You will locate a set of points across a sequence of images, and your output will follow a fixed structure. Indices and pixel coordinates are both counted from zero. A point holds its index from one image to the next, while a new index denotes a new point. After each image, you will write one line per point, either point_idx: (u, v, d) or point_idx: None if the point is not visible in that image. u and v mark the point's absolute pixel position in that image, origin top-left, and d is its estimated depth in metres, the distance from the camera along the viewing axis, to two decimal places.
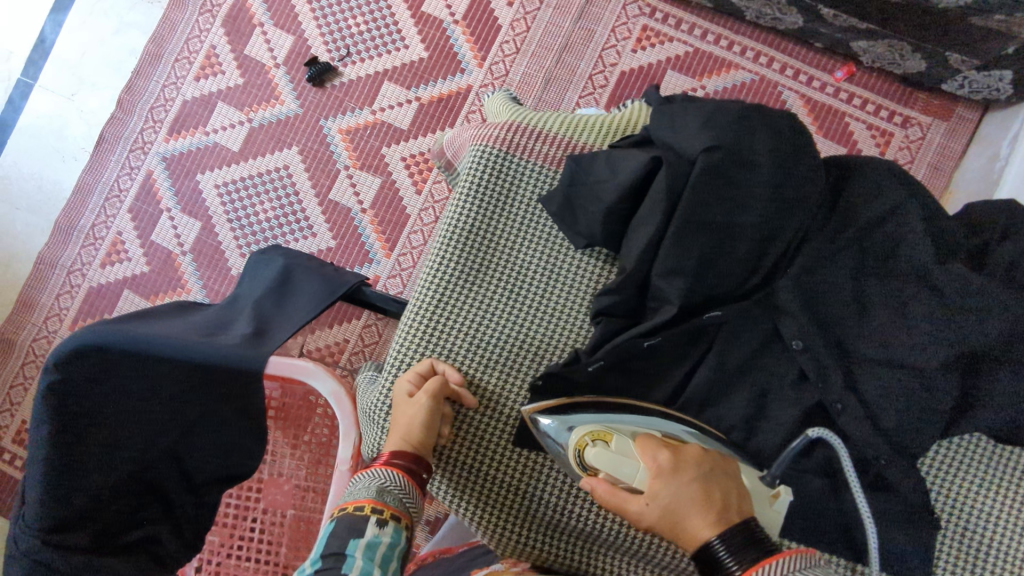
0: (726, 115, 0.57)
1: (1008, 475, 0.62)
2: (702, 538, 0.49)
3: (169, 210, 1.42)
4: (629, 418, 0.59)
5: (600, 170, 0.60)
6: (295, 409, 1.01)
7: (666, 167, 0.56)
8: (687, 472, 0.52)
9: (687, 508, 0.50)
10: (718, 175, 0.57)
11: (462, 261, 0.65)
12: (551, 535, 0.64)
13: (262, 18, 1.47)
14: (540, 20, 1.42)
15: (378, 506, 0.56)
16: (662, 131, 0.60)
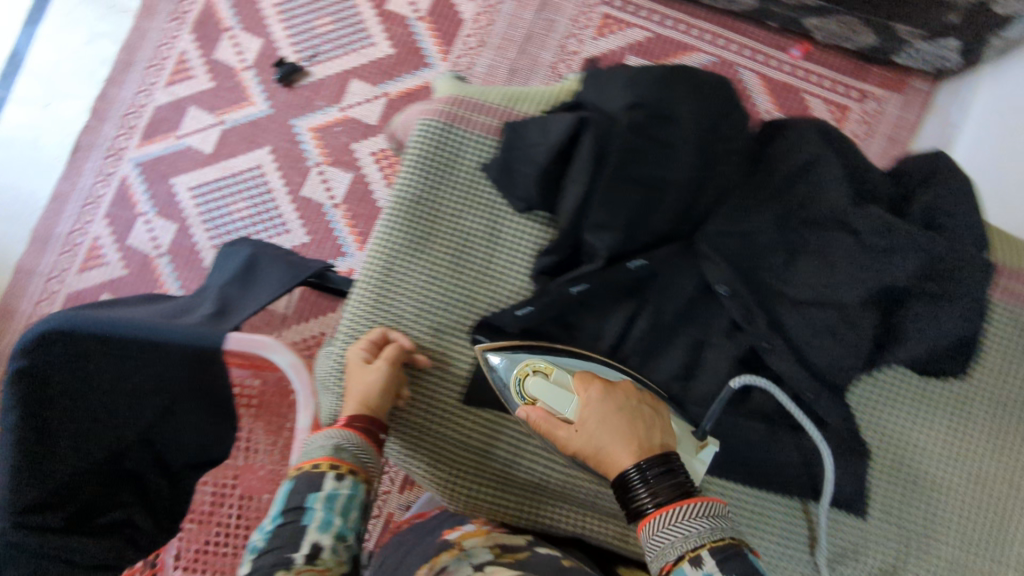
0: (647, 75, 0.60)
1: (928, 403, 0.66)
2: (617, 465, 0.55)
3: (145, 214, 1.44)
4: (572, 359, 0.64)
5: (533, 134, 0.62)
6: (270, 397, 1.02)
7: (591, 128, 0.59)
8: (613, 404, 0.58)
9: (606, 436, 0.56)
10: (639, 133, 0.59)
11: (409, 231, 0.66)
12: (506, 490, 0.67)
13: (230, 23, 1.50)
14: (502, 12, 1.45)
15: (335, 462, 0.58)
16: (590, 95, 0.62)
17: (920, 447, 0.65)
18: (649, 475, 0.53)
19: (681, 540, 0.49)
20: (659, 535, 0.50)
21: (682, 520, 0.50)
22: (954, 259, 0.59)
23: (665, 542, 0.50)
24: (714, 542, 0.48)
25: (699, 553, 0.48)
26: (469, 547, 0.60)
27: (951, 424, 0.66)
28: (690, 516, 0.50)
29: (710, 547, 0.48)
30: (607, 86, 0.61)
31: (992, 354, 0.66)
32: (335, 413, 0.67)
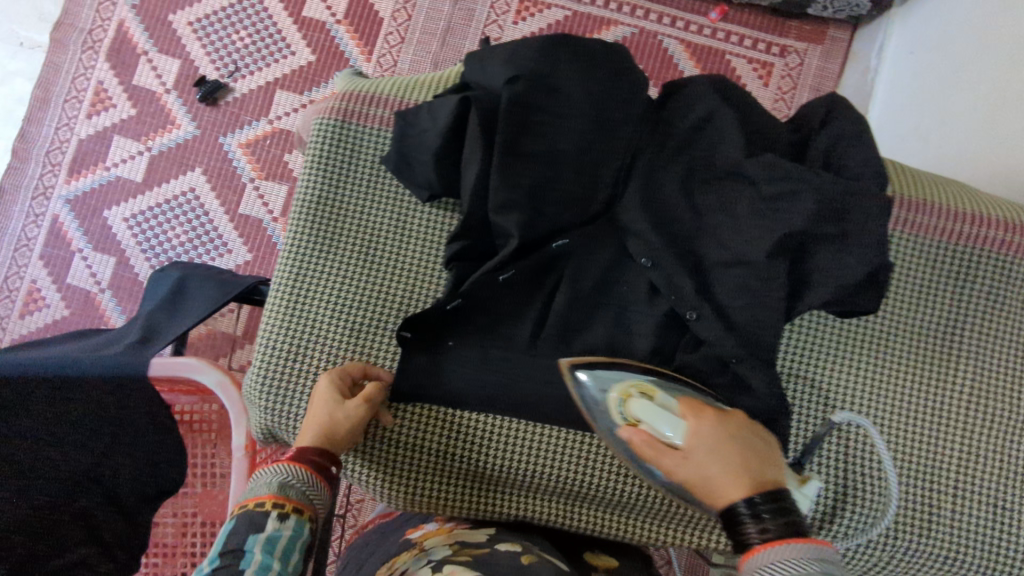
0: (528, 49, 0.59)
1: (852, 347, 0.67)
2: (726, 497, 0.51)
3: (81, 250, 1.41)
4: (668, 382, 0.61)
5: (422, 121, 0.62)
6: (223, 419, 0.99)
7: (474, 105, 0.59)
8: (725, 434, 0.54)
9: (717, 466, 0.52)
10: (524, 107, 0.59)
11: (315, 233, 0.66)
12: (469, 487, 0.68)
13: (146, 46, 1.47)
14: (420, 6, 1.44)
15: (279, 500, 0.52)
16: (474, 72, 0.62)
17: (850, 390, 0.67)
18: (762, 508, 0.49)
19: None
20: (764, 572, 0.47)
21: (792, 559, 0.46)
22: (852, 197, 0.59)
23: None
24: None
25: None
26: (430, 546, 0.63)
27: (875, 359, 0.67)
28: (800, 558, 0.46)
29: None
30: (488, 62, 0.61)
31: (901, 282, 0.68)
32: (261, 427, 0.64)
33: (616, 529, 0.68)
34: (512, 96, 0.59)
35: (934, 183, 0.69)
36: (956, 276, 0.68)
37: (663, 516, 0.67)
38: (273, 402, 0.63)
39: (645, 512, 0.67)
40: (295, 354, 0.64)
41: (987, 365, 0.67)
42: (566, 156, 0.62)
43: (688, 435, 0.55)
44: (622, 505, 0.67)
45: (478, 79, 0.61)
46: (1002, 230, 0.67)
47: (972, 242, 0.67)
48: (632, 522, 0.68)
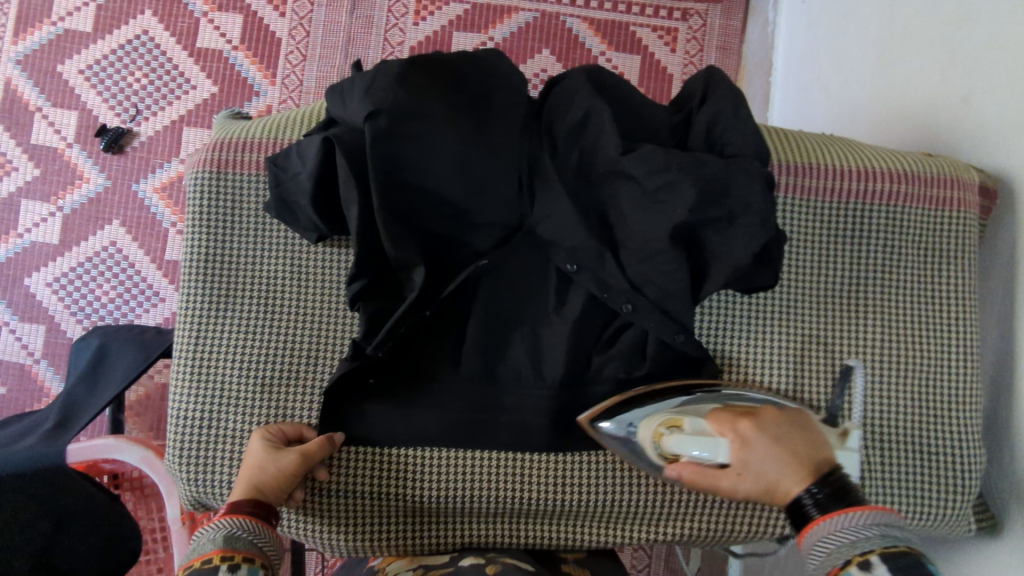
0: (384, 77, 0.57)
1: (766, 317, 0.68)
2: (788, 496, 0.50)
3: (7, 322, 1.37)
4: (697, 401, 0.60)
5: (294, 164, 0.61)
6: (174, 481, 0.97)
7: (338, 144, 0.58)
8: (765, 437, 0.53)
9: (774, 468, 0.51)
10: (391, 140, 0.58)
11: (209, 292, 0.64)
12: (417, 522, 0.65)
13: (38, 102, 1.41)
14: (317, 20, 1.41)
15: (227, 553, 0.46)
16: (337, 110, 0.61)
17: (770, 358, 0.68)
18: (824, 494, 0.48)
19: (849, 546, 0.44)
20: (823, 543, 0.46)
21: (852, 525, 0.45)
22: (733, 178, 0.57)
23: (832, 548, 0.45)
24: (888, 547, 0.43)
25: (869, 557, 0.43)
26: (394, 570, 0.62)
27: (789, 326, 0.68)
28: (857, 524, 0.45)
29: (884, 551, 0.43)
30: (348, 99, 0.60)
31: (798, 248, 0.69)
32: (189, 499, 0.63)
33: (574, 537, 0.66)
34: (376, 132, 0.57)
35: (817, 145, 0.70)
36: (849, 234, 0.69)
37: (617, 517, 0.65)
38: (194, 472, 0.61)
39: (599, 516, 0.65)
40: (208, 418, 0.62)
41: (891, 314, 0.68)
42: (442, 177, 0.60)
43: (731, 448, 0.53)
44: (570, 513, 0.65)
45: (343, 116, 0.61)
46: (885, 182, 0.68)
47: (859, 199, 0.68)
48: (589, 528, 0.66)
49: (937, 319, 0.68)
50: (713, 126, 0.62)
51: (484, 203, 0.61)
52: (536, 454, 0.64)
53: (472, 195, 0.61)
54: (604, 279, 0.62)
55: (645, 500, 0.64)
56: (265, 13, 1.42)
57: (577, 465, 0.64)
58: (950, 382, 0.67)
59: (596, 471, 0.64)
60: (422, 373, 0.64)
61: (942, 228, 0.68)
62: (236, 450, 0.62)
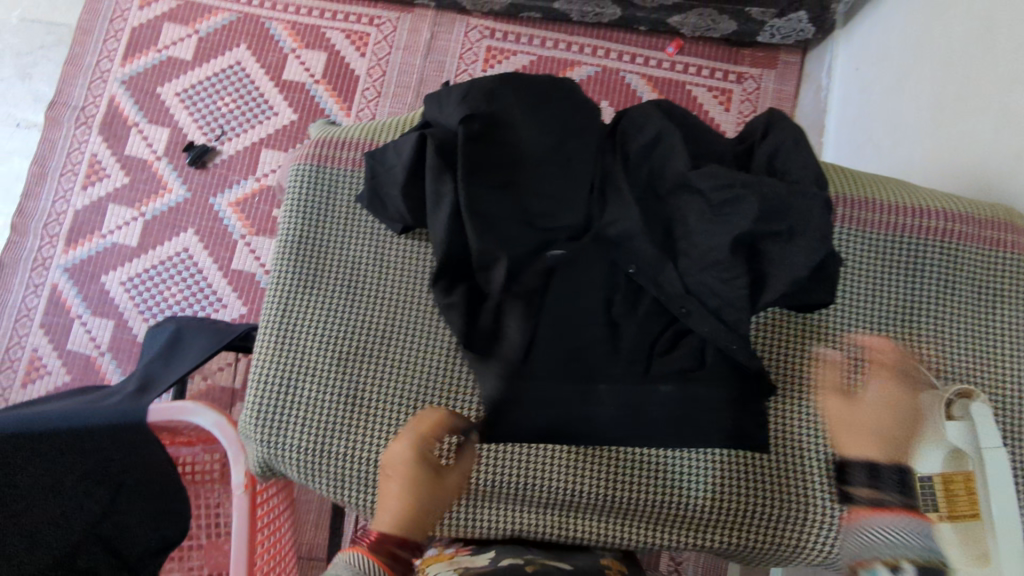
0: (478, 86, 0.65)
1: (820, 336, 0.70)
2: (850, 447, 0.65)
3: (80, 315, 1.45)
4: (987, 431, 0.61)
5: (390, 159, 0.68)
6: (224, 468, 1.00)
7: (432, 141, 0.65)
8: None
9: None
10: (479, 142, 0.65)
11: (301, 270, 0.70)
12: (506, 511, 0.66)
13: (135, 118, 1.54)
14: (393, 62, 1.53)
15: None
16: (433, 113, 0.68)
17: (823, 375, 0.69)
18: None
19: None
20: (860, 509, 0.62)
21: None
22: (793, 196, 0.62)
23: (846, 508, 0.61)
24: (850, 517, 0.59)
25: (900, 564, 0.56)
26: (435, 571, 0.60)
27: (843, 346, 0.70)
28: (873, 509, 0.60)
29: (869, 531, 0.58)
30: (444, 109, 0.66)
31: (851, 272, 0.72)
32: (259, 459, 0.67)
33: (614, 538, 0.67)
34: (469, 133, 0.65)
35: (874, 184, 0.74)
36: (902, 264, 0.71)
37: (665, 519, 0.66)
38: (269, 432, 0.66)
39: (646, 516, 0.66)
40: (286, 384, 0.67)
41: (946, 345, 0.69)
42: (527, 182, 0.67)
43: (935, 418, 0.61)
44: (629, 512, 0.66)
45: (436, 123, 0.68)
46: (940, 221, 0.71)
47: (913, 234, 0.72)
48: (635, 530, 0.67)
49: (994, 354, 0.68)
50: (775, 152, 0.68)
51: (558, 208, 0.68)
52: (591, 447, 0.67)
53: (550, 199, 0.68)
54: (665, 284, 0.66)
55: (700, 505, 0.65)
56: (348, 53, 1.55)
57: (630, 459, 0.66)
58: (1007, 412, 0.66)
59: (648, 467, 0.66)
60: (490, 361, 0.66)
61: (994, 266, 0.70)
62: (310, 414, 0.66)
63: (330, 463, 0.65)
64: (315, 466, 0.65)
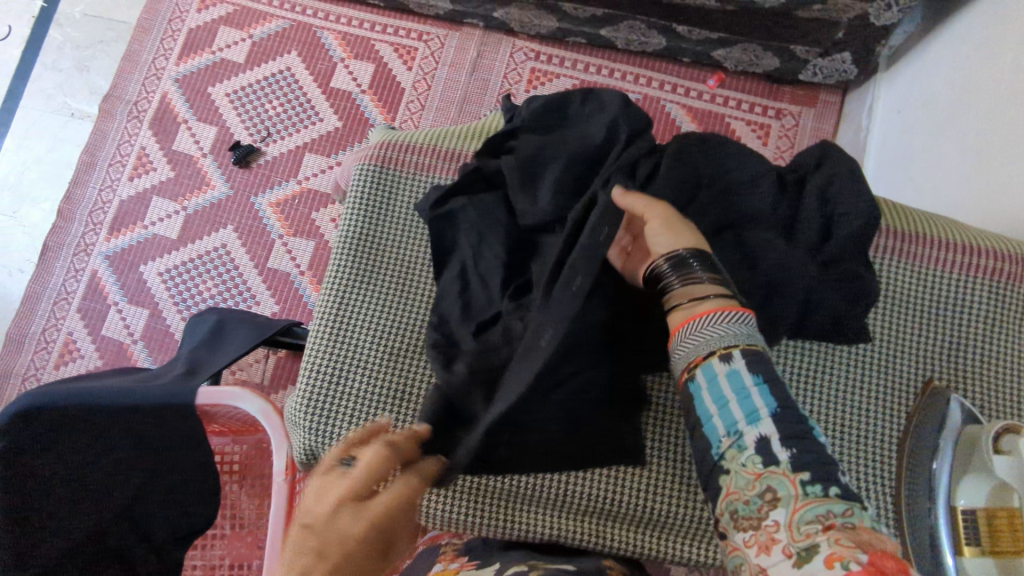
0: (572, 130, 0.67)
1: (863, 367, 0.71)
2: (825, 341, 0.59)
3: (117, 302, 1.48)
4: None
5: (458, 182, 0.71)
6: (252, 459, 1.01)
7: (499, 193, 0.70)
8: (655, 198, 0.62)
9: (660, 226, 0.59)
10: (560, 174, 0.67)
11: (358, 267, 0.72)
12: (518, 509, 0.72)
13: (186, 115, 1.59)
14: (438, 78, 1.57)
15: None
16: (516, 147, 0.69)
17: (863, 405, 0.70)
18: (674, 260, 0.58)
19: (713, 341, 0.55)
20: (701, 331, 0.55)
21: (710, 324, 0.55)
22: None
23: (698, 343, 0.55)
24: (727, 349, 0.54)
25: (731, 351, 0.54)
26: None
27: (885, 378, 0.70)
28: (716, 321, 0.55)
29: (741, 348, 0.54)
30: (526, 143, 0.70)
31: (887, 304, 0.72)
32: (304, 449, 0.68)
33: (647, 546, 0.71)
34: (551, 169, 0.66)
35: (911, 216, 0.74)
36: (948, 302, 0.72)
37: (668, 528, 0.70)
38: (318, 424, 0.67)
39: (650, 524, 0.70)
40: (336, 377, 0.69)
41: (990, 386, 0.69)
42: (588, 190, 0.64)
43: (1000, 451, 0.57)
44: (636, 520, 0.70)
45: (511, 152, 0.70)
46: (979, 256, 0.72)
47: (950, 268, 0.72)
48: (642, 537, 0.71)
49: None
50: (831, 184, 0.69)
51: None
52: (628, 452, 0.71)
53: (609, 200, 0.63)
54: None
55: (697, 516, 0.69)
56: (395, 66, 1.59)
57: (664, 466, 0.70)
58: None
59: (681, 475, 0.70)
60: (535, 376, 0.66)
61: None
62: (358, 407, 0.67)
63: None
64: None
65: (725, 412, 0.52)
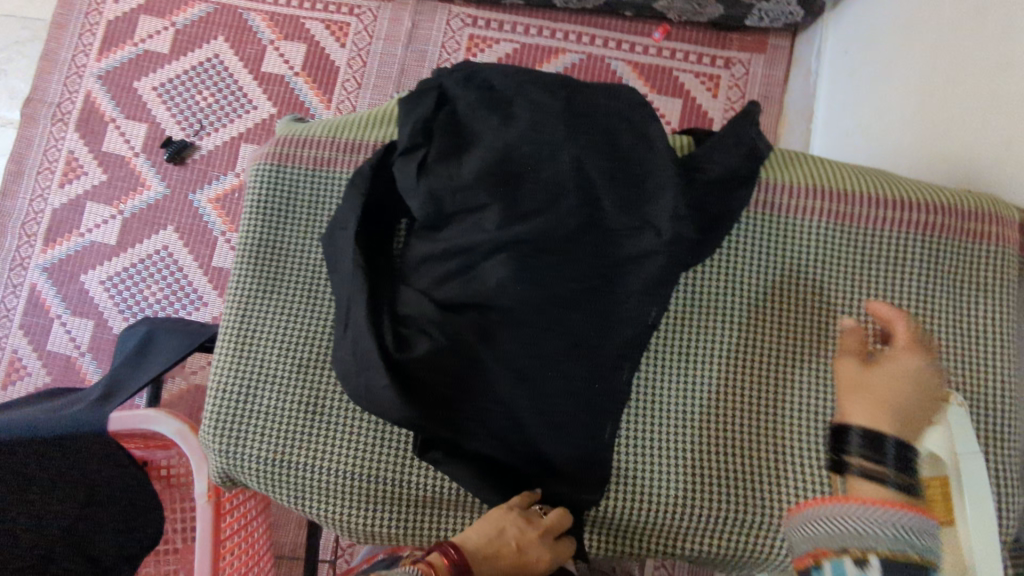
0: (530, 162, 0.62)
1: (798, 338, 0.67)
2: (855, 419, 0.56)
3: (59, 315, 1.41)
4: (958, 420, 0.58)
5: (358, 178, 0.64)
6: (183, 470, 0.96)
7: (419, 183, 0.62)
8: (901, 368, 0.58)
9: (863, 398, 0.57)
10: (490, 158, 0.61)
11: (258, 276, 0.68)
12: (670, 539, 0.66)
13: (112, 113, 1.47)
14: (373, 52, 1.46)
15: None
16: (435, 123, 0.63)
17: (800, 381, 0.67)
18: (869, 434, 0.54)
19: (844, 533, 0.47)
20: (830, 520, 0.49)
21: (869, 518, 0.47)
22: None
23: (833, 532, 0.48)
24: (886, 548, 0.45)
25: (867, 555, 0.45)
26: None
27: (826, 349, 0.67)
28: (875, 516, 0.47)
29: (884, 551, 0.45)
30: (462, 154, 0.62)
31: (817, 269, 0.69)
32: (218, 469, 0.65)
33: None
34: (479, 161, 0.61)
35: (827, 171, 0.71)
36: (880, 260, 0.69)
37: None
38: (229, 446, 0.64)
39: None
40: (243, 395, 0.65)
41: (929, 345, 0.67)
42: (504, 208, 0.61)
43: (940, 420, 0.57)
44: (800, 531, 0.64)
45: (443, 166, 0.62)
46: (908, 209, 0.68)
47: (877, 225, 0.69)
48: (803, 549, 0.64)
49: (971, 346, 0.66)
50: None
51: (538, 206, 0.61)
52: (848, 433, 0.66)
53: (522, 217, 0.61)
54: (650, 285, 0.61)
55: None
56: (328, 44, 1.47)
57: None
58: (987, 409, 0.64)
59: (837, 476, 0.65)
60: (474, 411, 0.60)
61: (976, 263, 0.68)
62: (267, 425, 0.64)
63: (292, 476, 0.63)
64: (275, 477, 0.63)
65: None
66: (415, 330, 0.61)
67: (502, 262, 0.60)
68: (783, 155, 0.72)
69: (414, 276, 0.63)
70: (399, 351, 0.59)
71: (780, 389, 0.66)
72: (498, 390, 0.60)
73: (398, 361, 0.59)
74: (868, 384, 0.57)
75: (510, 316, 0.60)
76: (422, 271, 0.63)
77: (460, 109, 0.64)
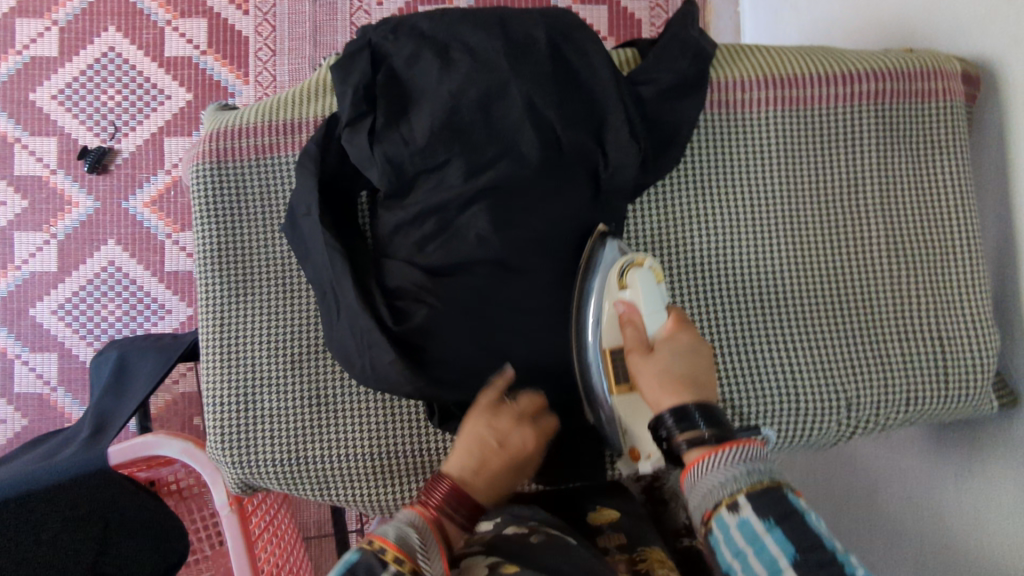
0: (486, 109, 0.59)
1: (767, 230, 0.69)
2: (665, 405, 0.54)
3: (19, 355, 1.30)
4: (655, 295, 0.59)
5: (312, 161, 0.61)
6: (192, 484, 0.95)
7: (374, 150, 0.59)
8: (689, 352, 0.57)
9: (661, 383, 0.55)
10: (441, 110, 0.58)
11: (228, 283, 0.65)
12: None
13: (15, 133, 1.31)
14: (279, 12, 1.32)
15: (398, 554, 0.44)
16: (376, 87, 0.60)
17: (775, 269, 0.69)
18: (679, 413, 0.52)
19: (716, 492, 0.47)
20: (709, 479, 0.48)
21: (724, 467, 0.48)
22: None
23: (709, 491, 0.48)
24: (750, 488, 0.46)
25: (735, 498, 0.46)
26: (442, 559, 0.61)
27: (793, 235, 0.69)
28: (725, 463, 0.48)
29: (746, 492, 0.46)
30: (412, 114, 0.59)
31: (776, 159, 0.70)
32: (235, 480, 0.64)
33: (910, 389, 0.67)
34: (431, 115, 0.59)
35: (773, 57, 0.70)
36: (835, 137, 0.69)
37: (824, 407, 0.66)
38: (241, 455, 0.63)
39: (808, 412, 0.66)
40: (242, 402, 0.63)
41: (884, 210, 0.69)
42: (465, 161, 0.59)
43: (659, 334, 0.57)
44: (803, 412, 0.66)
45: (394, 131, 0.59)
46: (855, 81, 0.69)
47: (830, 103, 0.69)
48: (809, 426, 0.67)
49: (929, 201, 0.69)
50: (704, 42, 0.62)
51: (502, 152, 0.59)
52: (829, 300, 0.69)
53: (485, 165, 0.59)
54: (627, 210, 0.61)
55: (849, 384, 0.67)
56: (229, 13, 1.32)
57: (852, 331, 0.68)
58: (947, 261, 0.68)
59: (825, 351, 0.68)
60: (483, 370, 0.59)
61: (924, 122, 0.69)
62: (274, 426, 0.63)
63: (310, 471, 0.63)
64: (292, 476, 0.63)
65: (744, 567, 0.43)
66: (409, 301, 0.59)
67: (477, 214, 0.59)
68: (728, 51, 0.71)
69: (392, 246, 0.62)
70: (397, 323, 0.58)
71: (759, 277, 0.69)
72: (502, 344, 0.60)
73: (398, 334, 0.58)
74: (672, 373, 0.55)
75: (500, 267, 0.60)
76: (398, 240, 0.61)
77: (397, 65, 0.61)
